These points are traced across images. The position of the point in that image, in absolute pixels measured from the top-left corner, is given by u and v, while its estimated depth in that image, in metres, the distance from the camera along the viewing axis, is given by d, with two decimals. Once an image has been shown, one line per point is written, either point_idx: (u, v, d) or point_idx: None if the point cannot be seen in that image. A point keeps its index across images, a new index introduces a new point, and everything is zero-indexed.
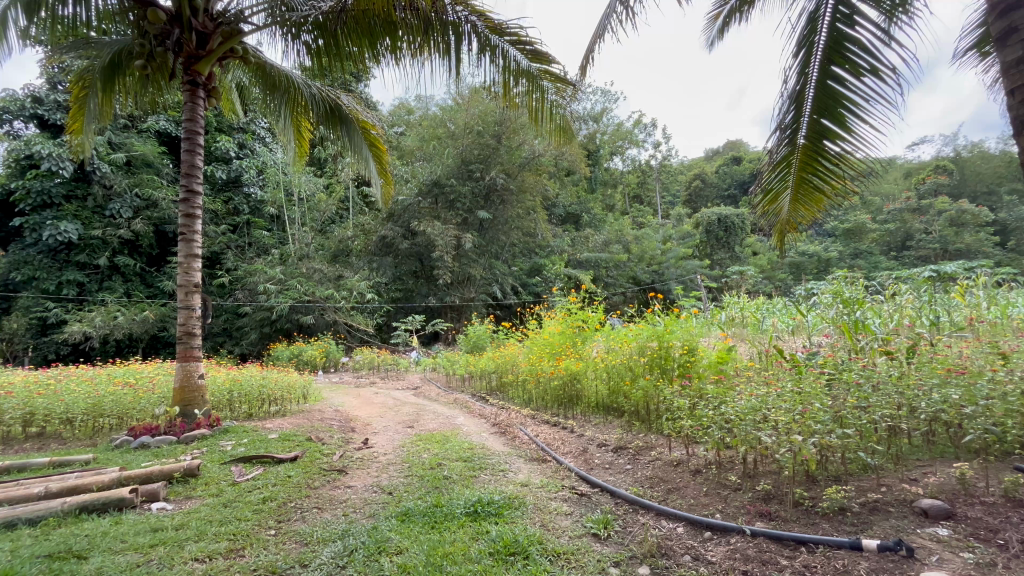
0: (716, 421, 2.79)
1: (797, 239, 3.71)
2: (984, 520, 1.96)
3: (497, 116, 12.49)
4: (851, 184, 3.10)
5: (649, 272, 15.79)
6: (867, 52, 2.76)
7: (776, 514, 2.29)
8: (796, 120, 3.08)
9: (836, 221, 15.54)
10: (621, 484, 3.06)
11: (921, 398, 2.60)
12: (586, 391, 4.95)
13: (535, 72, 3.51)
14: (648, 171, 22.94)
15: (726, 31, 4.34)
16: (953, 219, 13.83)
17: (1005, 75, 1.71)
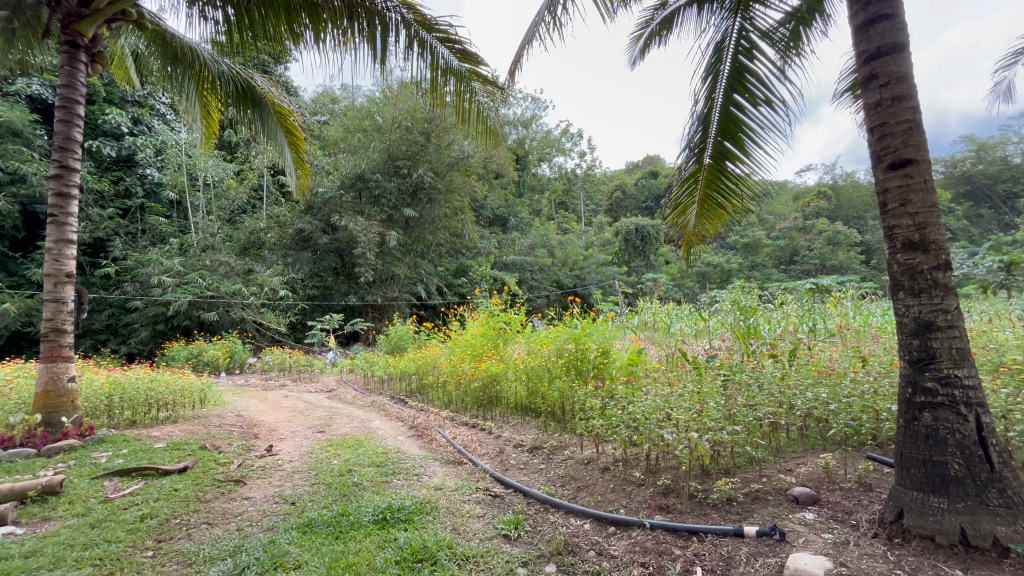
0: (623, 420, 2.92)
1: (701, 250, 4.02)
2: (842, 503, 2.22)
3: (426, 113, 12.24)
4: (748, 203, 3.42)
5: (572, 276, 16.31)
6: (763, 84, 3.04)
7: (673, 506, 2.44)
8: (703, 140, 3.32)
9: (737, 235, 17.08)
10: (534, 483, 3.11)
11: (798, 396, 2.92)
12: (506, 392, 4.96)
13: (464, 72, 3.46)
14: (574, 179, 23.71)
15: (647, 53, 4.57)
16: (830, 238, 15.77)
17: (865, 115, 1.97)
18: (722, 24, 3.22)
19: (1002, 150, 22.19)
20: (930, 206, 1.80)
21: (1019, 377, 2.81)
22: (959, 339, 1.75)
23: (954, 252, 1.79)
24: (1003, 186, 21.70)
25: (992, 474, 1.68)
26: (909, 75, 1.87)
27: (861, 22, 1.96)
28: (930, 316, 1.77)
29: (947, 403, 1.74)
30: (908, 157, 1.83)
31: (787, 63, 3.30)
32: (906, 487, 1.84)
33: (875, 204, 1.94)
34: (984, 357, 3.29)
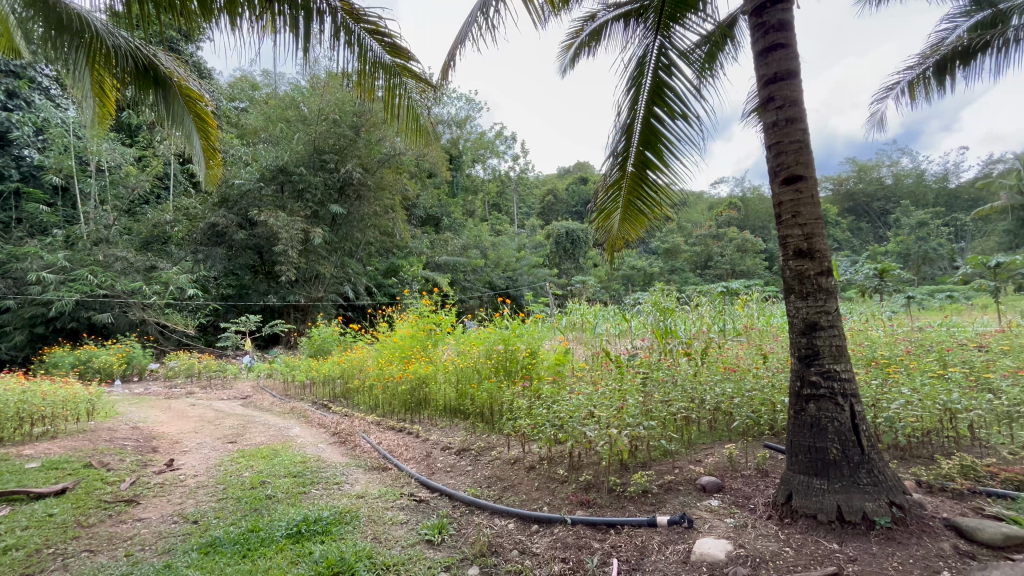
0: (548, 419, 2.97)
1: (624, 253, 4.21)
2: (743, 490, 2.41)
3: (355, 106, 11.74)
4: (666, 211, 3.63)
5: (505, 278, 16.43)
6: (680, 99, 3.23)
7: (594, 501, 2.52)
8: (626, 149, 3.48)
9: (659, 241, 18.10)
10: (460, 486, 3.09)
11: (707, 391, 3.15)
12: (435, 394, 4.87)
13: (394, 67, 3.35)
14: (507, 182, 23.92)
15: (577, 62, 4.72)
16: (739, 245, 17.25)
17: (764, 134, 2.16)
18: (644, 40, 3.39)
19: (877, 172, 25.47)
20: (816, 218, 2.01)
21: (885, 371, 3.23)
22: (838, 337, 1.97)
23: (834, 260, 2.01)
24: (877, 203, 24.91)
25: (862, 456, 1.91)
26: (800, 100, 2.07)
27: (760, 50, 2.15)
28: (814, 318, 1.98)
29: (828, 395, 1.95)
30: (800, 174, 2.02)
31: (703, 82, 3.55)
32: (794, 472, 2.03)
33: (771, 216, 2.12)
34: (862, 353, 3.73)
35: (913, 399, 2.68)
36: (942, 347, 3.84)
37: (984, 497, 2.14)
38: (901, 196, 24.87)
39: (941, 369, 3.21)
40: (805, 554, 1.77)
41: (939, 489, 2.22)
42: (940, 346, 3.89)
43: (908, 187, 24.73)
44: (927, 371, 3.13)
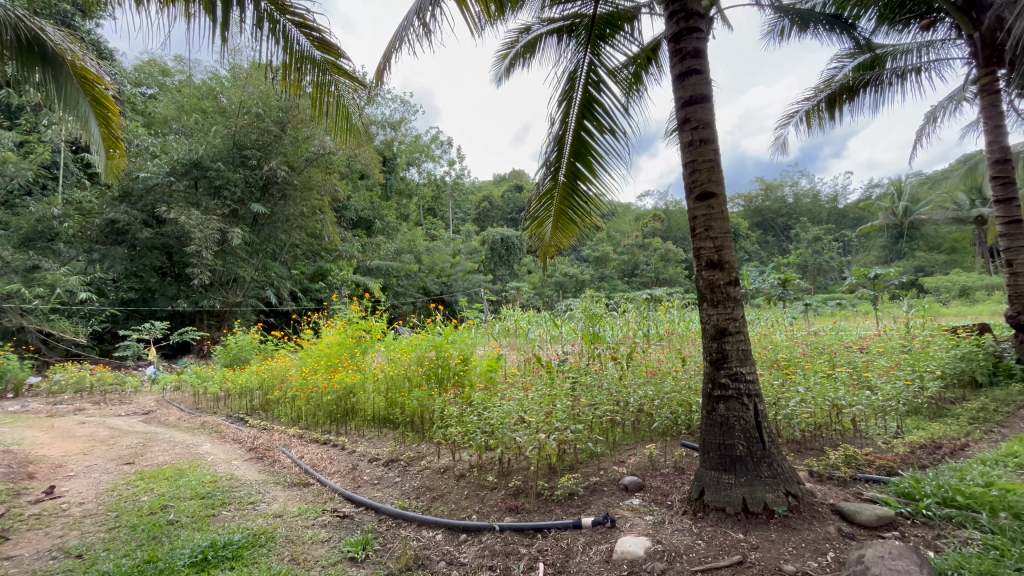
0: (479, 425, 2.96)
1: (555, 261, 4.31)
2: (661, 487, 2.54)
3: (281, 101, 11.08)
4: (595, 220, 3.78)
5: (439, 283, 16.23)
6: (609, 114, 3.39)
7: (522, 507, 2.55)
8: (558, 160, 3.57)
9: (590, 249, 18.73)
10: (388, 498, 2.98)
11: (631, 394, 3.28)
12: (363, 404, 4.67)
13: (322, 62, 3.20)
14: (442, 187, 23.65)
15: (511, 72, 4.80)
16: (662, 255, 18.30)
17: (680, 152, 2.31)
18: (575, 56, 3.52)
19: (781, 191, 28.17)
20: (725, 232, 2.17)
21: (785, 372, 3.55)
22: (745, 342, 2.13)
23: (741, 271, 2.18)
24: (781, 219, 27.49)
25: (764, 451, 2.08)
26: (712, 123, 2.24)
27: (678, 74, 2.30)
28: (724, 324, 2.13)
29: (735, 396, 2.10)
30: (711, 191, 2.18)
31: (629, 100, 3.74)
32: (706, 469, 2.17)
33: (687, 229, 2.27)
34: (766, 356, 4.10)
35: (807, 397, 2.98)
36: (831, 349, 4.31)
37: (863, 482, 2.41)
38: (801, 214, 27.66)
39: (831, 369, 3.59)
40: (715, 545, 1.90)
41: (827, 477, 2.48)
42: (830, 348, 4.37)
43: (806, 206, 27.58)
44: (819, 371, 3.49)
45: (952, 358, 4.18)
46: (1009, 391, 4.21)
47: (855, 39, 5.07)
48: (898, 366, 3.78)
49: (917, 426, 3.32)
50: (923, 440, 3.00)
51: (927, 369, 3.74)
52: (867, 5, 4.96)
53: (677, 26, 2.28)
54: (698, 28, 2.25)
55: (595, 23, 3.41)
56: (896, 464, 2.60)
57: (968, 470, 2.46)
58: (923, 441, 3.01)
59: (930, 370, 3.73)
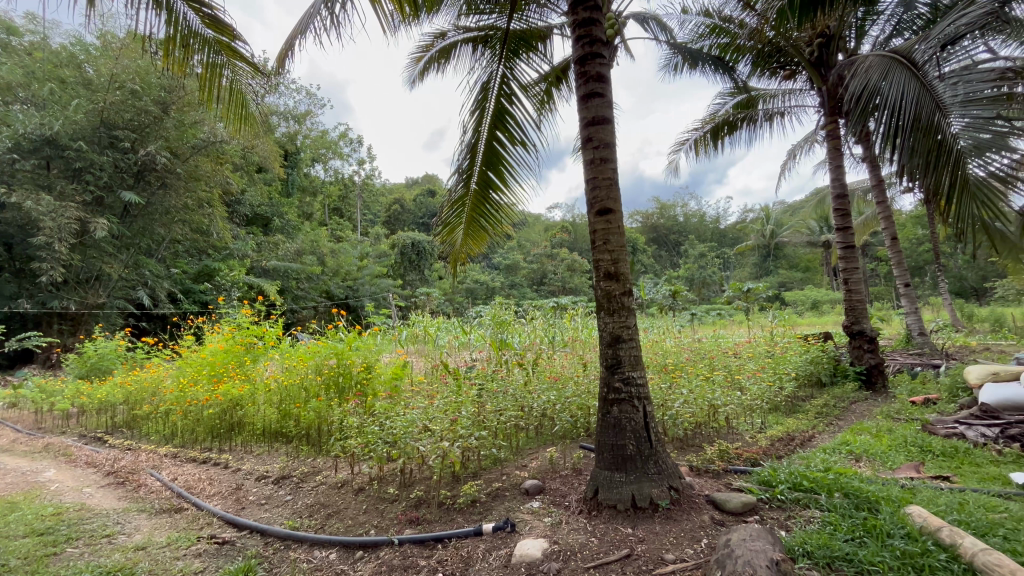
0: (380, 436, 2.83)
1: (465, 267, 4.31)
2: (559, 488, 2.64)
3: (164, 79, 9.84)
4: (504, 228, 3.86)
5: (344, 287, 15.46)
6: (520, 126, 3.48)
7: (423, 517, 2.50)
8: (470, 167, 3.59)
9: (501, 257, 19.04)
10: (276, 519, 2.75)
11: (535, 400, 3.35)
12: (252, 417, 4.26)
13: (211, 42, 2.92)
14: (350, 187, 22.57)
15: (426, 76, 4.77)
16: (569, 265, 19.18)
17: (583, 168, 2.44)
18: (488, 67, 3.57)
19: (674, 211, 30.89)
20: (620, 246, 2.33)
21: (671, 376, 3.88)
22: (636, 348, 2.29)
23: (634, 283, 2.35)
24: (673, 235, 30.14)
25: (651, 450, 2.24)
26: (612, 144, 2.40)
27: (583, 95, 2.43)
28: (619, 331, 2.28)
29: (627, 399, 2.26)
30: (609, 207, 2.33)
31: (540, 116, 3.89)
32: (602, 469, 2.29)
33: (587, 241, 2.39)
34: (657, 361, 4.46)
35: (689, 398, 3.29)
36: (711, 355, 4.79)
37: (732, 473, 2.71)
38: (690, 231, 30.54)
39: (709, 373, 3.99)
40: (607, 541, 2.01)
41: (704, 470, 2.75)
42: (710, 354, 4.87)
43: (694, 225, 30.54)
44: (700, 375, 3.88)
45: (804, 362, 4.87)
46: (844, 389, 5.01)
47: (734, 81, 5.74)
48: (763, 370, 4.31)
49: (777, 421, 3.81)
50: (781, 434, 3.46)
51: (785, 372, 4.32)
52: (744, 52, 5.66)
53: (582, 50, 2.41)
54: (600, 54, 2.40)
55: (508, 37, 3.49)
56: (759, 456, 2.96)
57: (813, 458, 2.89)
58: (780, 435, 3.46)
59: (787, 373, 4.31)
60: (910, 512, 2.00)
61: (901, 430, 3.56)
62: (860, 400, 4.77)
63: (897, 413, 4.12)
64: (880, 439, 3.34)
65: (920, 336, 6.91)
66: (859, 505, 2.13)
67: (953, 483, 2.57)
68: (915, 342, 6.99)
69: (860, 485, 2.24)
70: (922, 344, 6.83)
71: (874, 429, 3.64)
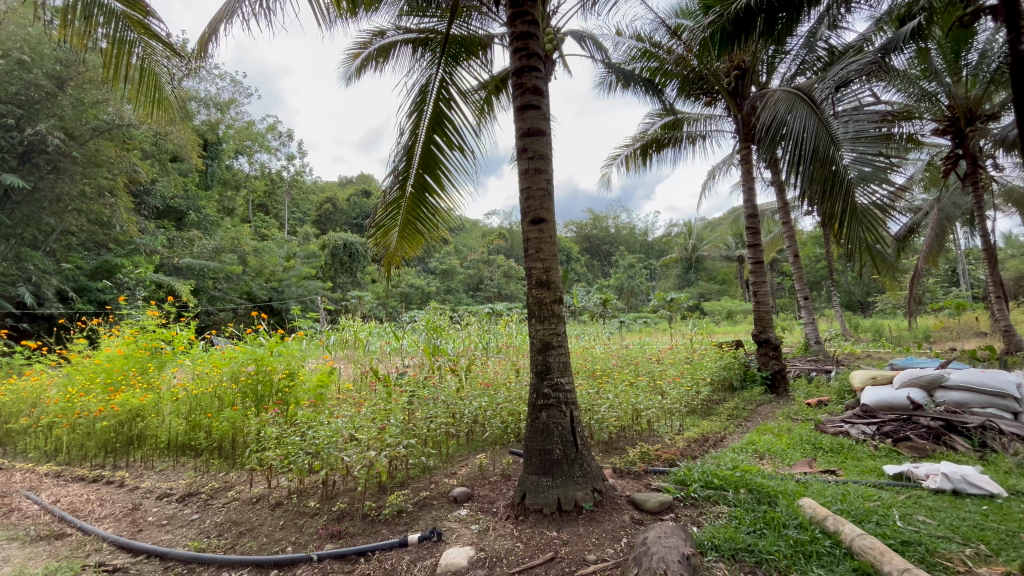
0: (301, 446, 2.67)
1: (399, 271, 4.21)
2: (487, 495, 2.64)
3: (60, 51, 8.83)
4: (440, 233, 3.83)
5: (267, 289, 14.55)
6: (458, 132, 3.47)
7: (345, 531, 2.40)
8: (406, 169, 3.53)
9: (437, 262, 18.83)
10: (179, 541, 2.52)
11: (467, 406, 3.32)
12: (156, 429, 3.89)
13: (118, 14, 2.68)
14: (277, 183, 21.38)
15: (363, 73, 4.65)
16: (505, 272, 19.34)
17: (518, 178, 2.48)
18: (427, 70, 3.54)
19: (606, 222, 32.19)
20: (553, 255, 2.39)
21: (599, 382, 4.02)
22: (565, 355, 2.36)
23: (564, 291, 2.41)
24: (605, 246, 31.36)
25: (577, 453, 2.31)
26: (547, 156, 2.46)
27: (519, 106, 2.48)
28: (548, 338, 2.33)
29: (555, 404, 2.31)
30: (542, 217, 2.39)
31: (479, 122, 3.90)
32: (529, 474, 2.32)
33: (520, 249, 2.43)
34: (586, 367, 4.62)
35: (614, 403, 3.44)
36: (637, 361, 5.03)
37: (651, 474, 2.85)
38: (621, 243, 31.91)
39: (633, 378, 4.18)
40: (532, 545, 2.04)
41: (626, 472, 2.87)
42: (636, 360, 5.12)
43: (624, 236, 31.96)
44: (625, 380, 4.07)
45: (718, 368, 5.25)
46: (753, 393, 5.46)
47: (662, 103, 6.10)
48: (682, 376, 4.58)
49: (693, 423, 4.08)
50: (697, 435, 3.71)
51: (701, 378, 4.63)
52: (670, 77, 6.03)
53: (519, 62, 2.46)
54: (536, 68, 2.46)
55: (448, 42, 3.48)
56: (676, 457, 3.15)
57: (724, 457, 3.13)
58: (696, 436, 3.71)
59: (704, 378, 4.62)
60: (803, 503, 2.21)
61: (798, 429, 3.94)
62: (765, 403, 5.22)
63: (795, 414, 4.54)
64: (780, 438, 3.67)
65: (816, 344, 7.69)
66: (761, 499, 2.32)
67: (839, 475, 2.88)
68: (812, 349, 7.76)
69: (761, 481, 2.45)
70: (818, 351, 7.60)
71: (776, 428, 4.00)
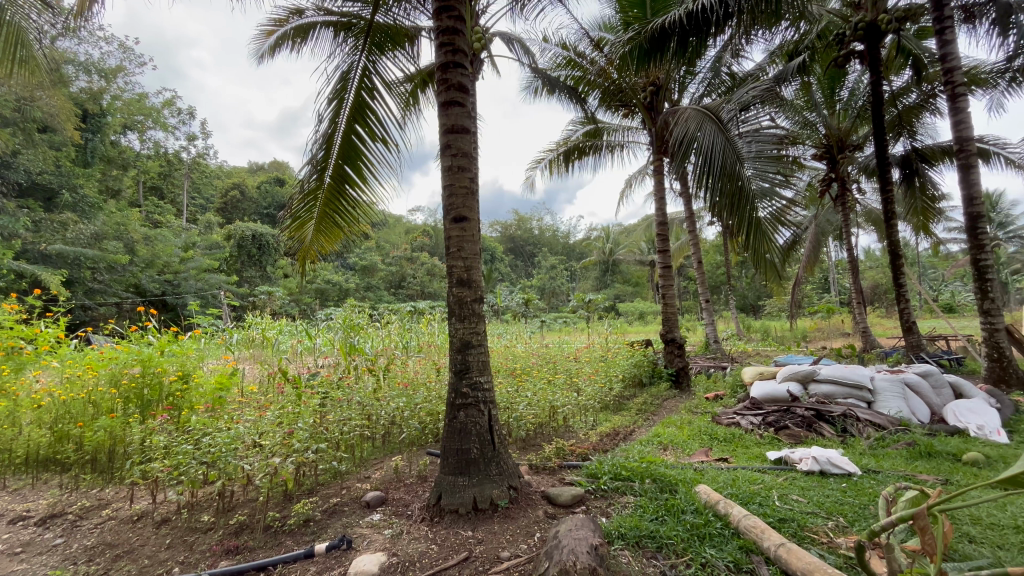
0: (193, 455, 2.41)
1: (314, 266, 3.98)
2: (402, 498, 2.57)
3: None
4: (361, 226, 3.67)
5: (160, 282, 13.00)
6: (381, 123, 3.34)
7: (244, 545, 2.22)
8: (325, 159, 3.34)
9: (356, 257, 18.08)
10: (35, 571, 2.17)
11: (383, 407, 3.20)
12: (9, 442, 3.33)
13: None
14: (175, 164, 19.30)
15: (278, 53, 4.36)
16: (429, 270, 19.05)
17: (441, 174, 2.45)
18: (349, 57, 3.38)
19: (529, 224, 32.89)
20: (475, 254, 2.38)
21: (518, 380, 4.08)
22: (484, 353, 2.36)
23: (485, 290, 2.42)
24: (528, 247, 32.02)
25: (494, 452, 2.32)
26: (471, 153, 2.45)
27: (444, 103, 2.44)
28: (468, 337, 2.33)
29: (473, 403, 2.30)
30: (465, 215, 2.37)
31: (403, 116, 3.79)
32: (446, 475, 2.30)
33: (443, 247, 2.40)
34: (506, 365, 4.68)
35: (532, 400, 3.52)
36: (555, 359, 5.18)
37: (565, 468, 2.95)
38: (543, 244, 32.77)
39: (551, 376, 4.31)
40: (446, 546, 2.03)
41: (542, 467, 2.94)
42: (554, 359, 5.26)
43: (548, 238, 32.86)
44: (543, 378, 4.18)
45: (629, 366, 5.57)
46: (660, 388, 5.86)
47: (584, 111, 6.34)
48: (597, 373, 4.80)
49: (606, 418, 4.28)
50: (609, 429, 3.91)
51: (614, 375, 4.88)
52: (592, 87, 6.29)
53: (444, 57, 2.42)
54: (462, 65, 2.44)
55: (373, 30, 3.36)
56: (588, 451, 3.29)
57: (632, 450, 3.34)
58: (608, 431, 3.90)
59: (616, 375, 4.88)
60: (698, 490, 2.41)
61: (698, 421, 4.29)
62: (670, 398, 5.62)
63: (696, 407, 4.94)
64: (682, 430, 3.97)
65: (715, 343, 8.40)
66: (663, 488, 2.49)
67: (730, 462, 3.18)
68: (712, 348, 8.48)
69: (664, 471, 2.63)
70: (716, 349, 8.30)
71: (678, 421, 4.32)
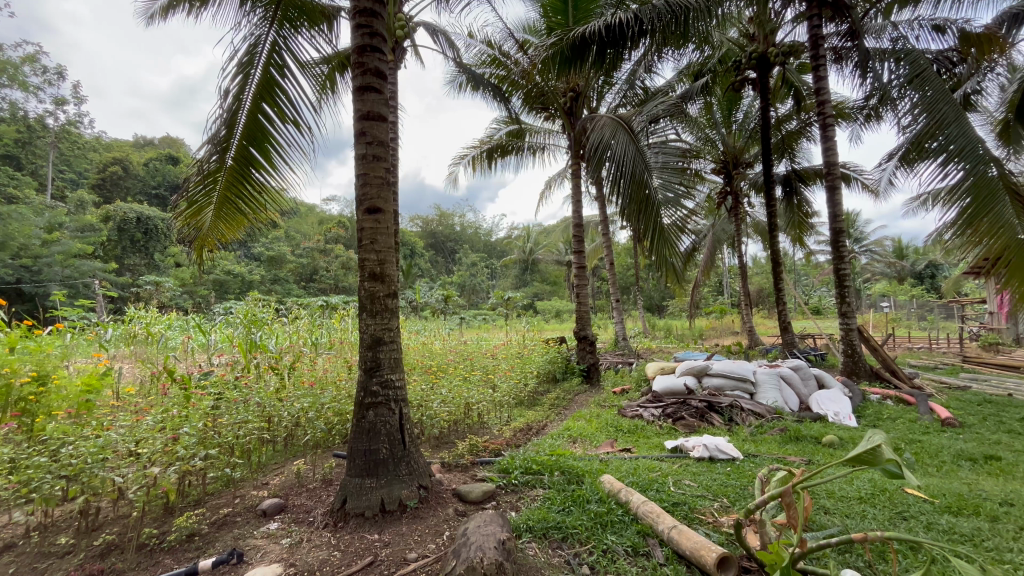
0: (48, 469, 2.07)
1: (213, 255, 3.60)
2: (303, 504, 2.42)
3: None
4: (268, 214, 3.39)
5: (13, 266, 10.97)
6: (291, 103, 3.11)
7: (111, 568, 1.96)
8: (227, 139, 3.04)
9: (262, 247, 16.75)
10: None
11: (286, 408, 2.96)
12: None
13: None
14: (37, 130, 16.53)
15: (172, 15, 3.90)
16: (344, 263, 18.15)
17: (354, 162, 2.33)
18: (256, 30, 3.11)
19: (451, 220, 32.58)
20: (389, 247, 2.30)
21: (433, 377, 4.02)
22: (397, 351, 2.30)
23: (400, 285, 2.36)
24: (449, 243, 31.68)
25: (404, 451, 2.26)
26: (386, 142, 2.35)
27: (358, 87, 2.32)
28: (380, 333, 2.25)
29: (383, 402, 2.23)
30: (379, 206, 2.28)
31: (318, 99, 3.57)
32: (352, 478, 2.20)
33: (354, 238, 2.29)
34: (422, 362, 4.61)
35: (446, 398, 3.48)
36: (472, 356, 5.18)
37: (477, 465, 2.96)
38: (465, 241, 32.63)
39: (467, 373, 4.30)
40: (349, 552, 1.94)
41: (454, 465, 2.92)
42: (470, 355, 5.27)
43: (469, 235, 32.78)
44: (459, 375, 4.17)
45: (544, 362, 5.73)
46: (572, 383, 6.10)
47: (508, 110, 6.41)
48: (513, 369, 4.88)
49: (520, 414, 4.38)
50: (522, 424, 4.02)
51: (529, 370, 5.00)
52: (516, 87, 6.37)
53: (360, 39, 2.31)
54: (379, 49, 2.33)
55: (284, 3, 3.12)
56: (501, 447, 3.34)
57: (543, 444, 3.44)
58: (521, 426, 4.00)
59: (531, 371, 5.00)
60: (603, 480, 2.53)
61: (606, 414, 4.52)
62: (581, 392, 5.88)
63: (604, 401, 5.20)
64: (592, 423, 4.17)
65: (623, 340, 8.88)
66: (570, 479, 2.59)
67: (633, 452, 3.39)
68: (620, 345, 8.96)
69: (572, 463, 2.74)
70: (624, 346, 8.79)
71: (587, 415, 4.53)
